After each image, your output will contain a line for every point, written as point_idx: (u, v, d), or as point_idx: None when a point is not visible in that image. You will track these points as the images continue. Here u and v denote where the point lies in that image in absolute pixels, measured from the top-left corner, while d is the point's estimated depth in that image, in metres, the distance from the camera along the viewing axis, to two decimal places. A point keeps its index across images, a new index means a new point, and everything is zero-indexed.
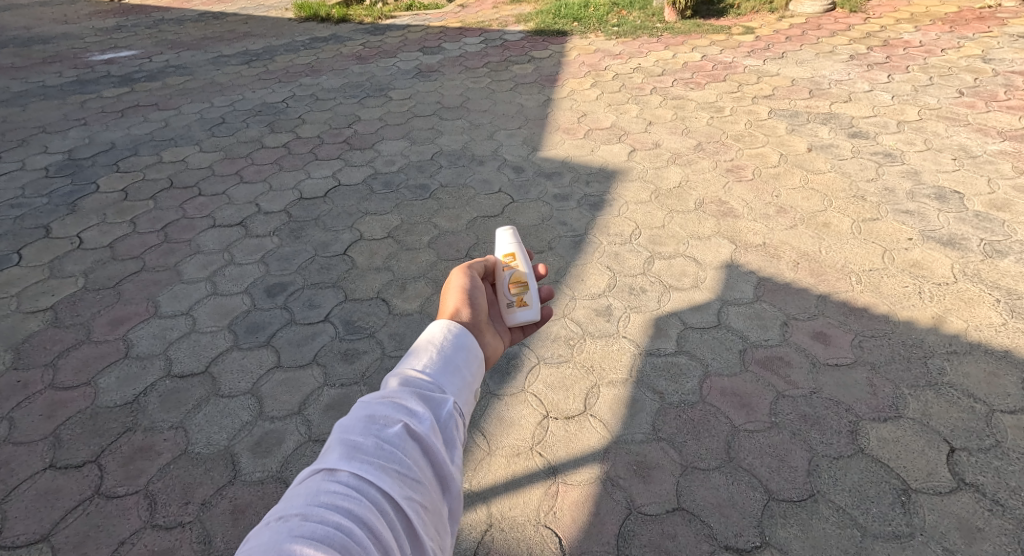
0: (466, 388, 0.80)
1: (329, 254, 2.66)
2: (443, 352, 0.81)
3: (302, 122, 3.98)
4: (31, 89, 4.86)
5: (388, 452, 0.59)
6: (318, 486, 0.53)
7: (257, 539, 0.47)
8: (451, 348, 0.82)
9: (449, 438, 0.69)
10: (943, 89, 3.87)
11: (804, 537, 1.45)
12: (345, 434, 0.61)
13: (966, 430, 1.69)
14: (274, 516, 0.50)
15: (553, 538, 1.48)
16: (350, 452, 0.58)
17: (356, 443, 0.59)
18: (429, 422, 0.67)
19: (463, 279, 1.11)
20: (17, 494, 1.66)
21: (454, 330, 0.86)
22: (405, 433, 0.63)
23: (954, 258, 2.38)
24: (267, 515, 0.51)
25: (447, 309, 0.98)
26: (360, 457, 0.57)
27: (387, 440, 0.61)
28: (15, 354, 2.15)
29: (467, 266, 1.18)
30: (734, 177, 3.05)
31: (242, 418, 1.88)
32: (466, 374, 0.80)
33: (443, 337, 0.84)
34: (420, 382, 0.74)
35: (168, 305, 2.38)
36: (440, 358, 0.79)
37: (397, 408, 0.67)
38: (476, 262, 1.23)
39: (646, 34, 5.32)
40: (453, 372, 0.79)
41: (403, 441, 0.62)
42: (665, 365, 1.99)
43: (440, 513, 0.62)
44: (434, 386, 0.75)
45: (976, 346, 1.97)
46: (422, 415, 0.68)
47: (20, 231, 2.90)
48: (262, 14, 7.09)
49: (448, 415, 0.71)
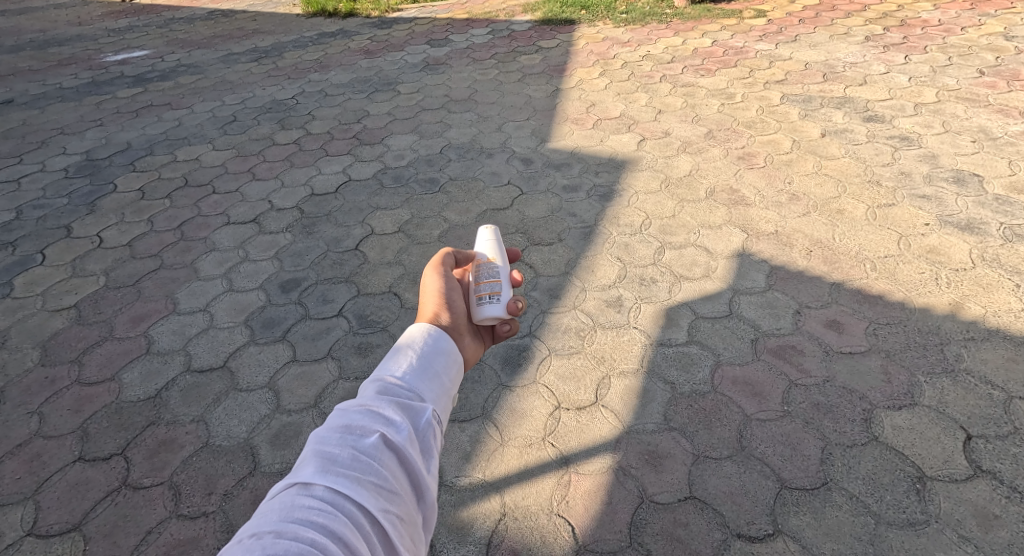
0: (444, 394, 0.82)
1: (341, 250, 2.69)
2: (422, 358, 0.83)
3: (312, 119, 4.01)
4: (48, 91, 4.94)
5: (364, 464, 0.61)
6: (293, 500, 0.55)
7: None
8: (430, 354, 0.84)
9: (426, 446, 0.72)
10: (963, 69, 3.77)
11: (817, 525, 1.45)
12: (320, 446, 0.63)
13: (982, 417, 1.68)
14: (247, 533, 0.52)
15: (566, 527, 1.51)
16: (325, 465, 0.60)
17: (332, 455, 0.62)
18: (406, 432, 0.69)
19: (439, 281, 1.14)
20: (49, 486, 1.72)
21: (433, 334, 0.89)
22: (381, 443, 0.65)
23: (972, 243, 2.34)
24: (241, 531, 0.53)
25: (428, 315, 1.01)
26: (334, 470, 0.59)
27: (362, 451, 0.63)
28: (42, 352, 2.22)
29: (442, 266, 1.21)
30: (746, 164, 3.02)
31: (260, 412, 1.92)
32: (443, 380, 0.83)
33: (422, 341, 0.86)
34: (398, 389, 0.76)
35: (187, 302, 2.43)
36: (418, 364, 0.82)
37: (373, 418, 0.69)
38: (449, 259, 1.24)
39: (655, 20, 5.26)
40: (430, 380, 0.81)
41: (379, 452, 0.64)
42: (675, 355, 2.00)
43: (416, 522, 0.64)
44: (412, 393, 0.77)
45: (994, 332, 1.94)
46: (398, 424, 0.70)
47: (43, 231, 2.97)
48: (270, 10, 7.13)
49: (426, 423, 0.73)
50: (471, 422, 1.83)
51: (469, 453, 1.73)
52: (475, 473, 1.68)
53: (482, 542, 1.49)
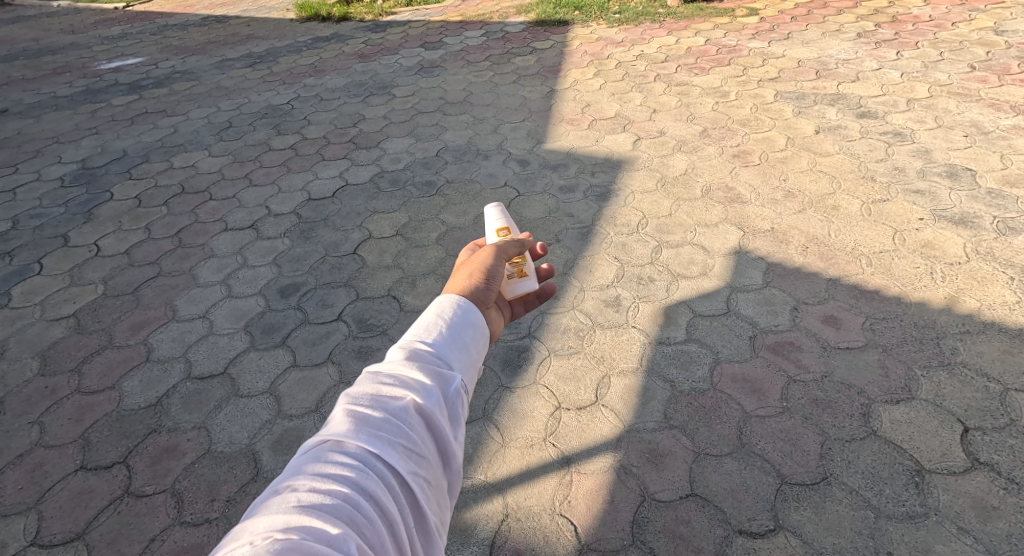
0: (471, 364, 0.83)
1: (339, 254, 2.70)
2: (451, 328, 0.83)
3: (308, 123, 4.01)
4: (42, 100, 4.94)
5: (395, 426, 0.63)
6: (326, 456, 0.58)
7: (267, 504, 0.51)
8: (459, 324, 0.84)
9: (454, 414, 0.73)
10: (954, 64, 3.80)
11: (818, 520, 1.47)
12: (352, 405, 0.65)
13: (979, 409, 1.69)
14: (283, 484, 0.55)
15: (568, 527, 1.51)
16: (358, 424, 0.62)
17: (363, 416, 0.63)
18: (436, 399, 0.70)
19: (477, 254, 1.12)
20: (51, 495, 1.72)
21: (463, 305, 0.88)
22: (411, 408, 0.67)
23: (966, 237, 2.36)
24: (277, 480, 0.56)
25: (456, 285, 0.98)
26: (366, 431, 0.61)
27: (393, 414, 0.65)
28: (42, 362, 2.22)
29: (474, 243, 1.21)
30: (741, 162, 3.04)
31: (261, 417, 1.93)
32: (471, 351, 0.83)
33: (451, 311, 0.86)
34: (428, 356, 0.77)
35: (185, 309, 2.44)
36: (448, 333, 0.82)
37: (404, 382, 0.70)
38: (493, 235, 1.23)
39: (648, 20, 5.28)
40: (459, 349, 0.81)
41: (409, 415, 0.66)
42: (675, 353, 2.01)
43: (441, 487, 0.66)
44: (441, 361, 0.78)
45: (990, 325, 1.96)
46: (428, 389, 0.71)
47: (40, 241, 2.97)
48: (263, 15, 7.13)
49: (455, 392, 0.74)
50: (472, 424, 1.84)
51: (471, 455, 1.74)
52: (477, 474, 1.68)
53: (485, 543, 1.49)
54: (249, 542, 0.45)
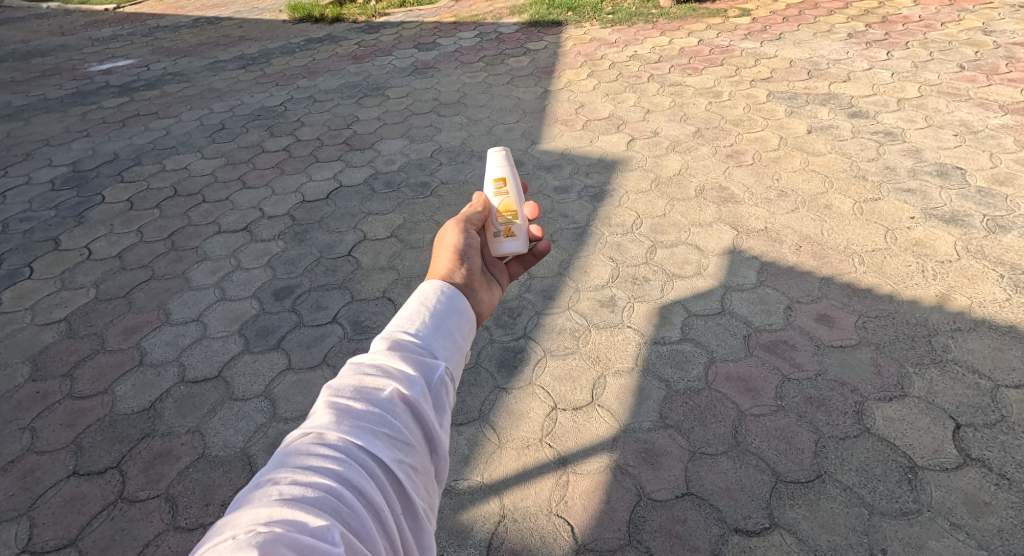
0: (456, 350, 0.83)
1: (334, 256, 2.69)
2: (435, 316, 0.83)
3: (301, 125, 4.00)
4: (32, 102, 4.90)
5: (378, 416, 0.63)
6: (308, 448, 0.58)
7: (249, 497, 0.51)
8: (443, 311, 0.84)
9: (439, 401, 0.73)
10: (943, 64, 3.83)
11: (813, 517, 1.48)
12: (335, 397, 0.65)
13: (971, 406, 1.71)
14: (265, 476, 0.55)
15: (565, 527, 1.52)
16: (340, 416, 0.62)
17: (346, 408, 0.63)
18: (420, 387, 0.71)
19: (458, 236, 1.14)
20: (43, 502, 1.71)
21: (446, 292, 0.88)
22: (394, 398, 0.67)
23: (956, 235, 2.38)
24: (259, 473, 0.56)
25: (440, 270, 0.99)
26: (348, 422, 0.61)
27: (376, 404, 0.65)
28: (33, 367, 2.19)
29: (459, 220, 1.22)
30: (734, 162, 3.05)
31: (256, 421, 1.92)
32: (456, 337, 0.83)
33: (435, 299, 0.86)
34: (413, 345, 0.77)
35: (179, 312, 2.42)
36: (431, 321, 0.82)
37: (387, 372, 0.70)
38: (475, 215, 1.28)
39: (642, 20, 5.30)
40: (444, 336, 0.81)
41: (392, 405, 0.66)
42: (670, 353, 2.01)
43: (428, 474, 0.67)
44: (425, 349, 0.78)
45: (980, 323, 1.98)
46: (412, 379, 0.71)
47: (30, 245, 2.94)
48: (256, 17, 7.10)
49: (439, 379, 0.75)
50: (468, 425, 1.84)
51: (467, 456, 1.74)
52: (474, 475, 1.68)
53: (482, 544, 1.49)
54: (231, 535, 0.45)
